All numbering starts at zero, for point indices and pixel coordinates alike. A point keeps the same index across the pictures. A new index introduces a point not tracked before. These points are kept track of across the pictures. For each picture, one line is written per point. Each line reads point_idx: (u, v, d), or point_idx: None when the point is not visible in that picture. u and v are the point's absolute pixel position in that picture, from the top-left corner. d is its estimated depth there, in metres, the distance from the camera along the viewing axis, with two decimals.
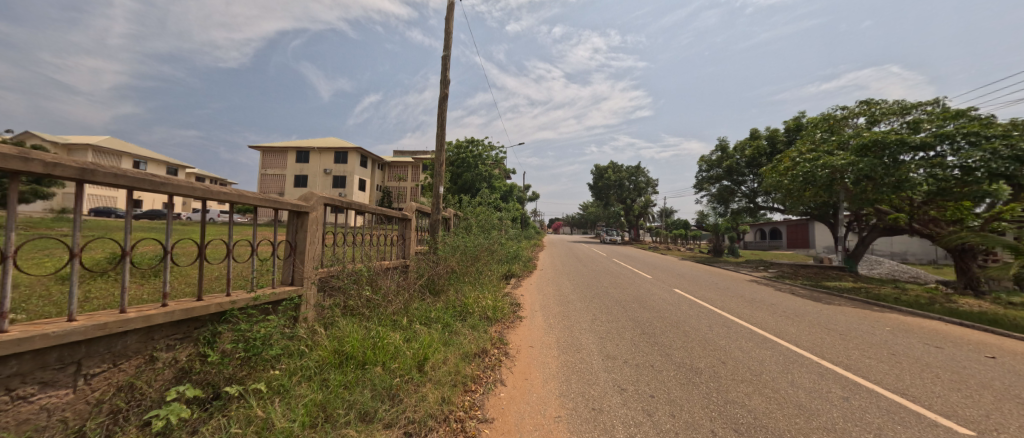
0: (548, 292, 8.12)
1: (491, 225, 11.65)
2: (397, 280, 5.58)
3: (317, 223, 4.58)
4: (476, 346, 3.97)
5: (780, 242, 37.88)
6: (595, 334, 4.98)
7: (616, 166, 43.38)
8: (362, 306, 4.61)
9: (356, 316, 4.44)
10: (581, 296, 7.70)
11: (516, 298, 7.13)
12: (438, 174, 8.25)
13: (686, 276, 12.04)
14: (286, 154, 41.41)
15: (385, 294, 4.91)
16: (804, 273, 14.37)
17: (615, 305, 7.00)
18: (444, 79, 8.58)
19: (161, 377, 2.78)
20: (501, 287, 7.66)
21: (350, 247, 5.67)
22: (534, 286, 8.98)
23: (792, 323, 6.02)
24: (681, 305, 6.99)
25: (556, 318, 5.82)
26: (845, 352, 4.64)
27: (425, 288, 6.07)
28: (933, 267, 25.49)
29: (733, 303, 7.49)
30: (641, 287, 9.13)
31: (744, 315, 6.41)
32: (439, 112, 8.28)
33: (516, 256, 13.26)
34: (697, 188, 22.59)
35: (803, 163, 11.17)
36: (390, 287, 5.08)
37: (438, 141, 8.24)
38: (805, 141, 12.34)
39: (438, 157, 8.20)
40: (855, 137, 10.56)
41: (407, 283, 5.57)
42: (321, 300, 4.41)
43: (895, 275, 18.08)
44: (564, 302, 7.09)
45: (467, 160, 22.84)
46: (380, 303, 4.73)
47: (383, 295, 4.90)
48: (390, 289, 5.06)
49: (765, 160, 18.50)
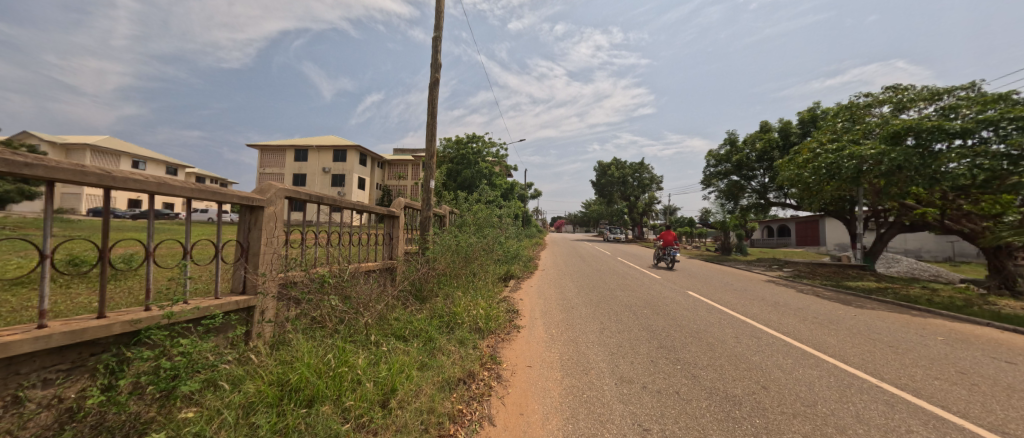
0: (549, 296, 7.38)
1: (489, 223, 10.91)
2: (377, 285, 4.88)
3: (275, 220, 3.86)
4: (460, 370, 3.23)
5: (789, 240, 36.87)
6: (605, 349, 4.24)
7: (619, 162, 42.58)
8: (328, 319, 3.90)
9: (319, 330, 3.72)
10: (587, 301, 6.98)
11: (514, 304, 6.40)
12: (429, 167, 7.51)
13: (698, 276, 11.25)
14: (285, 153, 40.84)
15: (358, 302, 4.19)
16: (822, 272, 13.57)
17: (625, 310, 6.27)
18: (435, 64, 7.85)
19: (32, 424, 2.08)
20: (498, 291, 6.94)
21: (324, 248, 4.96)
22: (535, 288, 8.26)
23: (828, 332, 5.27)
24: (699, 311, 6.23)
25: (559, 329, 5.10)
26: (905, 370, 3.88)
27: (411, 293, 5.36)
28: (952, 265, 24.49)
29: (756, 308, 6.73)
30: (651, 289, 8.37)
31: (773, 323, 5.64)
32: (430, 99, 7.56)
33: (517, 255, 12.53)
34: (705, 184, 21.76)
35: (825, 154, 10.35)
36: (366, 294, 4.36)
37: (429, 130, 7.50)
38: (826, 131, 11.48)
39: (430, 148, 7.46)
40: (882, 125, 9.78)
41: (388, 289, 4.86)
42: (277, 313, 3.71)
43: (916, 274, 17.17)
44: (568, 308, 6.36)
45: (467, 157, 22.15)
46: (351, 313, 4.02)
47: (356, 302, 4.17)
48: (366, 296, 4.34)
49: (778, 154, 17.64)
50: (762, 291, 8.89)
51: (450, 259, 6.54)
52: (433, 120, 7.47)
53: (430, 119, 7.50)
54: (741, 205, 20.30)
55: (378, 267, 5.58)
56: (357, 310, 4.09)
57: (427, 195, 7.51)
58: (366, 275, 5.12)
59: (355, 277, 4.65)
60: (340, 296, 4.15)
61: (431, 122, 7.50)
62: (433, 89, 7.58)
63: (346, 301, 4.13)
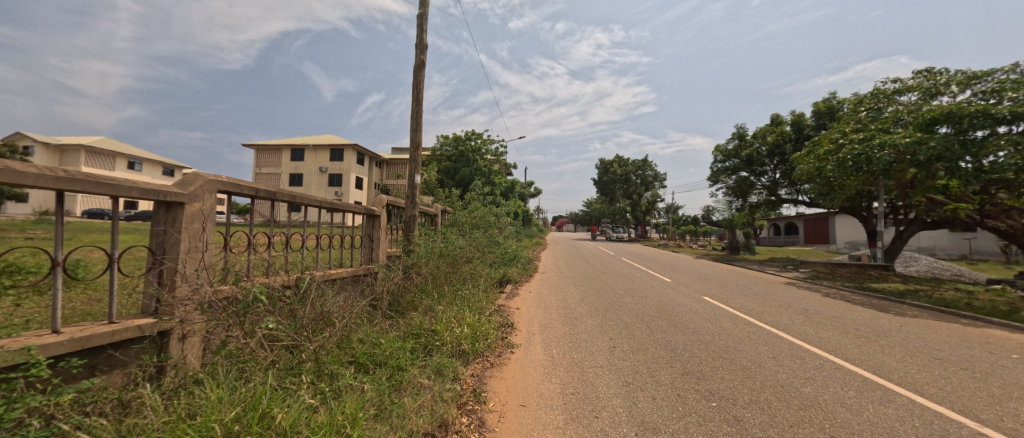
0: (550, 304, 6.56)
1: (485, 223, 10.09)
2: (343, 297, 4.08)
3: (201, 220, 3.09)
4: (428, 420, 2.44)
5: (797, 238, 35.93)
6: (618, 378, 3.42)
7: (622, 160, 41.77)
8: (261, 350, 2.92)
9: (248, 364, 2.83)
10: (591, 310, 6.16)
11: (508, 315, 5.58)
12: (414, 160, 6.72)
13: (711, 279, 10.43)
14: (281, 152, 40.03)
15: (311, 317, 3.41)
16: (842, 272, 12.73)
17: (636, 322, 5.46)
18: (420, 45, 7.04)
19: None
20: (490, 299, 6.13)
21: (280, 254, 4.18)
22: (534, 295, 7.45)
23: (881, 350, 4.45)
24: (722, 323, 5.42)
25: (561, 348, 4.29)
26: (1000, 405, 3.07)
27: (387, 305, 4.58)
28: (969, 264, 23.49)
29: (785, 318, 5.90)
30: (662, 295, 7.53)
31: (811, 338, 4.82)
32: (414, 84, 6.77)
33: (515, 256, 11.73)
34: (712, 181, 20.86)
35: (851, 145, 9.49)
36: (322, 308, 3.57)
37: (414, 118, 6.71)
38: (849, 120, 10.63)
39: (414, 139, 6.70)
40: (915, 112, 8.91)
41: (355, 300, 4.07)
42: (196, 337, 2.92)
43: (937, 274, 16.25)
44: (570, 319, 5.54)
45: (465, 154, 21.34)
46: (299, 339, 3.16)
47: (307, 317, 3.37)
48: (322, 308, 3.57)
49: (790, 147, 16.77)
50: (786, 295, 8.03)
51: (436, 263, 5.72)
52: (418, 107, 6.68)
53: (415, 107, 6.72)
54: (750, 202, 19.42)
55: (353, 274, 4.84)
56: (308, 328, 3.28)
57: (411, 191, 6.73)
58: (333, 283, 4.35)
59: (315, 287, 3.88)
60: (286, 310, 3.35)
61: (416, 110, 6.71)
62: (418, 73, 6.79)
63: (292, 317, 3.32)
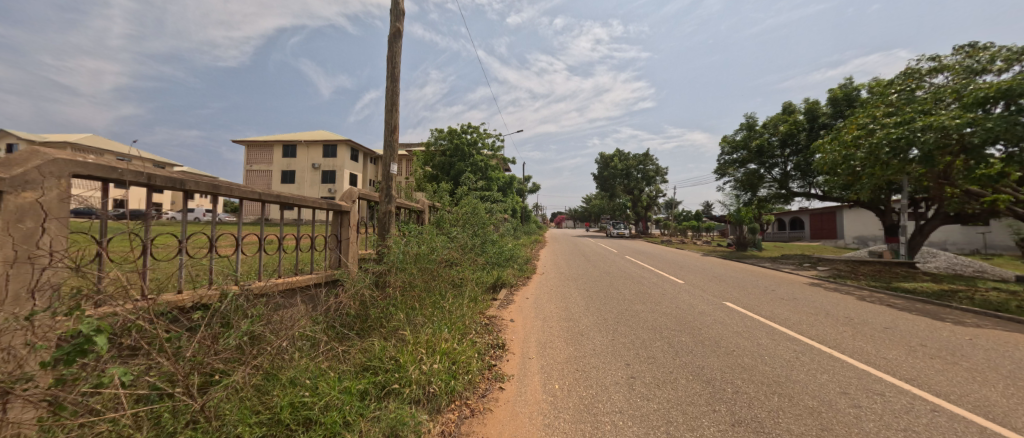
0: (550, 315, 5.60)
1: (477, 220, 9.10)
2: (282, 317, 3.14)
3: (30, 213, 2.02)
4: None
5: (802, 233, 35.09)
6: (645, 433, 2.46)
7: (623, 154, 40.78)
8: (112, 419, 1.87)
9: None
10: (598, 322, 5.20)
11: (499, 331, 4.64)
12: (390, 146, 5.74)
13: (726, 279, 9.49)
14: (273, 148, 38.90)
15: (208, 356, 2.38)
16: (863, 269, 11.81)
17: (655, 338, 4.50)
18: (396, 12, 6.03)
19: None
20: (477, 309, 5.19)
21: (207, 260, 3.28)
22: (531, 302, 6.51)
23: (970, 377, 3.52)
24: (761, 340, 4.47)
25: (564, 380, 3.33)
26: None
27: (343, 325, 3.63)
28: (983, 257, 22.64)
29: (830, 331, 4.96)
30: (677, 301, 6.60)
31: (875, 360, 3.89)
32: (390, 57, 5.79)
33: (511, 256, 10.76)
34: (718, 174, 19.87)
35: (884, 130, 8.55)
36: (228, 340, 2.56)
37: (390, 97, 5.73)
38: (879, 103, 9.66)
39: (389, 121, 5.72)
40: (960, 91, 7.95)
41: (287, 322, 3.10)
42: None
43: (959, 270, 15.32)
44: (575, 336, 4.57)
45: (460, 148, 20.28)
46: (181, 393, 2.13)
47: (197, 358, 2.32)
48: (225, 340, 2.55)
49: (803, 137, 15.80)
50: (817, 300, 7.09)
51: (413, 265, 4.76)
52: (393, 84, 5.71)
53: (391, 84, 5.73)
54: (758, 197, 18.49)
55: (304, 284, 3.93)
56: (196, 374, 2.28)
57: (385, 183, 5.74)
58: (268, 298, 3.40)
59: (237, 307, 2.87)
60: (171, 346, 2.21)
61: (392, 87, 5.73)
62: (393, 44, 5.80)
63: (174, 357, 2.23)
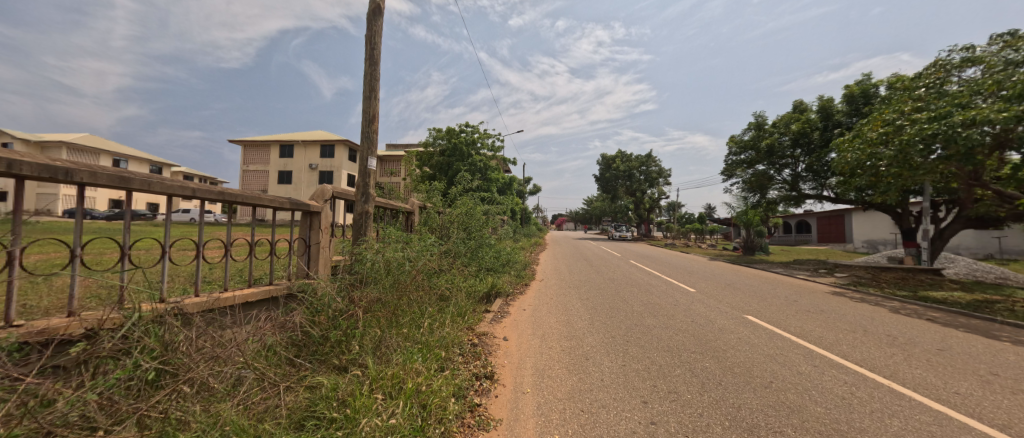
0: (548, 332, 4.89)
1: (469, 222, 8.37)
2: (203, 347, 2.49)
3: None
4: None
5: (808, 236, 34.27)
6: None
7: (625, 155, 40.14)
8: None
9: None
10: (605, 342, 4.49)
11: (488, 355, 3.93)
12: (368, 137, 5.05)
13: (740, 287, 8.75)
14: (270, 149, 38.32)
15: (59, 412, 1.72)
16: (886, 277, 11.04)
17: (675, 364, 3.78)
18: None
19: None
20: (464, 326, 4.47)
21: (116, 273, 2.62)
22: (527, 315, 5.78)
23: None
24: (802, 368, 3.75)
25: (566, 428, 2.60)
26: None
27: (287, 356, 2.94)
28: (999, 262, 21.83)
29: (877, 354, 4.25)
30: (693, 315, 5.88)
31: (948, 398, 3.18)
32: (369, 37, 5.12)
33: (508, 261, 10.03)
34: (725, 175, 19.12)
35: (915, 126, 7.86)
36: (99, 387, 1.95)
37: (368, 82, 5.06)
38: (905, 98, 8.97)
39: (368, 110, 5.03)
40: (1001, 83, 7.26)
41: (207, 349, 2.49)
42: None
43: (982, 277, 14.50)
44: (579, 361, 3.86)
45: (458, 147, 19.59)
46: None
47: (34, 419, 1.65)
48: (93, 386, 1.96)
49: (817, 136, 15.09)
50: (848, 313, 6.36)
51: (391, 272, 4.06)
52: (372, 67, 5.05)
53: (370, 67, 5.06)
54: (768, 199, 17.74)
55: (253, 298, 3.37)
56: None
57: (362, 180, 5.04)
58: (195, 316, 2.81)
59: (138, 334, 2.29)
60: None
61: (371, 71, 5.06)
62: (372, 22, 5.14)
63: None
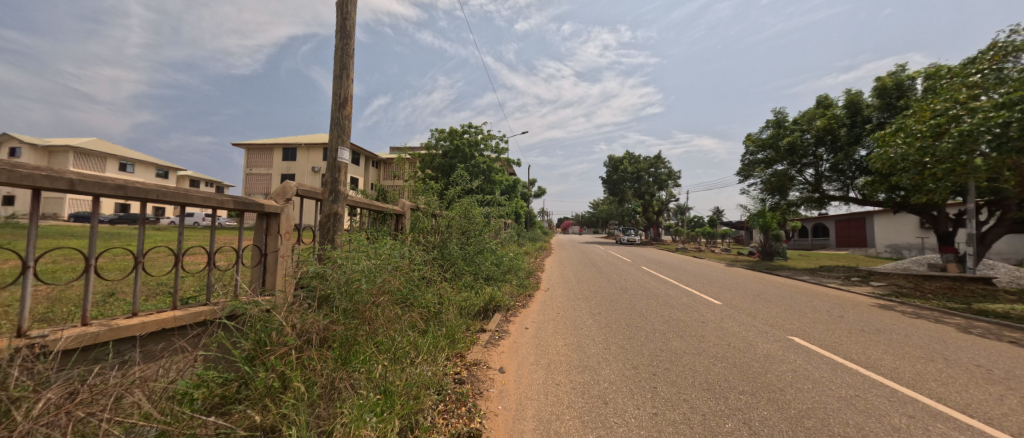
0: (555, 360, 4.01)
1: (465, 226, 7.47)
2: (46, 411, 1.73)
3: None
4: None
5: (828, 240, 32.88)
6: None
7: (633, 157, 39.11)
8: None
9: None
10: (626, 376, 3.59)
11: (476, 400, 3.04)
12: (338, 124, 4.24)
13: (771, 299, 7.74)
14: (273, 152, 37.98)
15: None
16: (930, 286, 9.94)
17: (725, 413, 2.86)
18: None
19: None
20: (448, 358, 3.59)
21: None
22: (529, 337, 4.88)
23: None
24: (895, 419, 2.82)
25: None
26: None
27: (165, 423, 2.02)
28: None
29: (981, 396, 3.32)
30: (728, 336, 4.92)
31: None
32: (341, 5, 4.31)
33: (510, 268, 9.14)
34: (742, 176, 18.04)
35: (977, 116, 6.87)
36: None
37: (339, 58, 4.24)
38: (957, 86, 7.97)
39: (339, 92, 4.21)
40: None
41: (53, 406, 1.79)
42: None
43: None
44: (596, 407, 2.97)
45: (460, 148, 18.81)
46: None
47: None
48: None
49: (844, 133, 14.02)
50: (910, 334, 5.37)
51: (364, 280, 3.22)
52: (344, 41, 4.25)
53: (342, 41, 4.25)
54: (788, 200, 16.64)
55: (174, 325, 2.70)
56: None
57: (330, 175, 4.21)
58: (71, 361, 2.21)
59: None
60: None
61: (343, 45, 4.25)
62: None
63: None
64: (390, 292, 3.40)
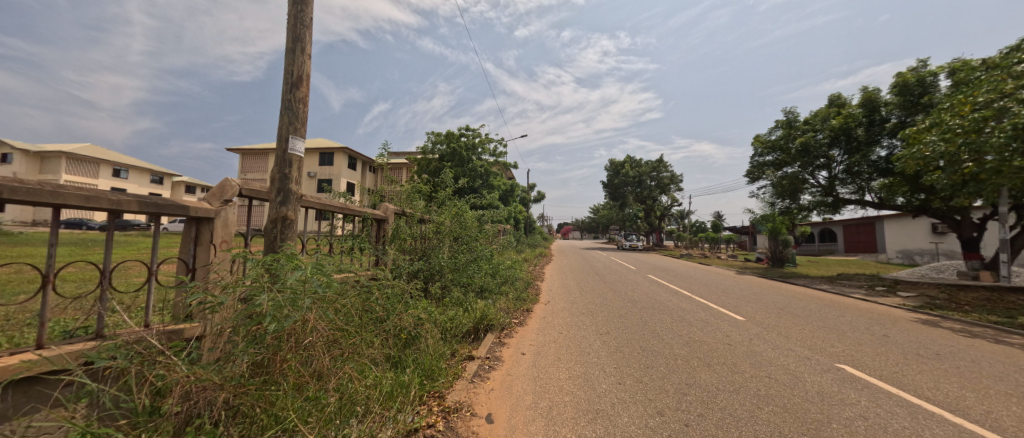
0: (559, 404, 3.16)
1: (455, 232, 6.64)
2: None
3: None
4: None
5: (835, 246, 32.01)
6: None
7: (634, 160, 38.42)
8: None
9: None
10: (652, 429, 2.74)
11: None
12: (290, 108, 3.46)
13: (799, 314, 6.87)
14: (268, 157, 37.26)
15: None
16: (966, 297, 9.09)
17: None
18: None
19: None
20: (414, 409, 2.72)
21: None
22: (526, 368, 4.01)
23: None
24: None
25: None
26: None
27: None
28: None
29: None
30: (767, 365, 4.08)
31: None
32: None
33: (505, 279, 8.30)
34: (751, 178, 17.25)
35: None
36: None
37: (291, 30, 3.47)
38: (1000, 76, 7.22)
39: (291, 69, 3.45)
40: None
41: None
42: None
43: None
44: None
45: (457, 151, 18.01)
46: None
47: None
48: None
49: (860, 133, 13.27)
50: (977, 359, 4.55)
51: (277, 316, 2.25)
52: (297, 7, 3.48)
53: (295, 7, 3.49)
54: (800, 204, 15.81)
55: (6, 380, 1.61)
56: None
57: (277, 170, 3.41)
58: None
59: None
60: None
61: (296, 12, 3.48)
62: None
63: None
64: (325, 329, 2.33)
